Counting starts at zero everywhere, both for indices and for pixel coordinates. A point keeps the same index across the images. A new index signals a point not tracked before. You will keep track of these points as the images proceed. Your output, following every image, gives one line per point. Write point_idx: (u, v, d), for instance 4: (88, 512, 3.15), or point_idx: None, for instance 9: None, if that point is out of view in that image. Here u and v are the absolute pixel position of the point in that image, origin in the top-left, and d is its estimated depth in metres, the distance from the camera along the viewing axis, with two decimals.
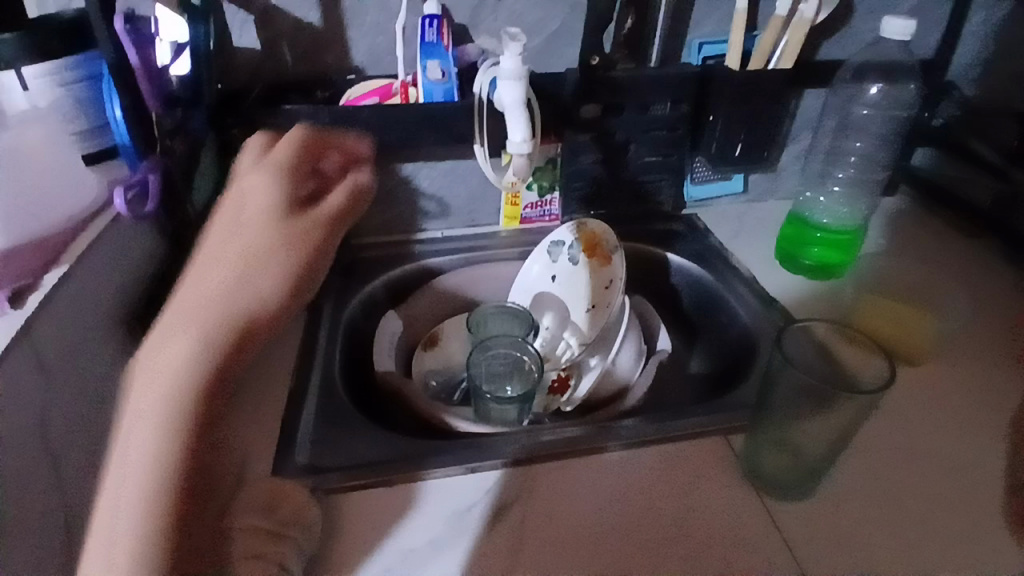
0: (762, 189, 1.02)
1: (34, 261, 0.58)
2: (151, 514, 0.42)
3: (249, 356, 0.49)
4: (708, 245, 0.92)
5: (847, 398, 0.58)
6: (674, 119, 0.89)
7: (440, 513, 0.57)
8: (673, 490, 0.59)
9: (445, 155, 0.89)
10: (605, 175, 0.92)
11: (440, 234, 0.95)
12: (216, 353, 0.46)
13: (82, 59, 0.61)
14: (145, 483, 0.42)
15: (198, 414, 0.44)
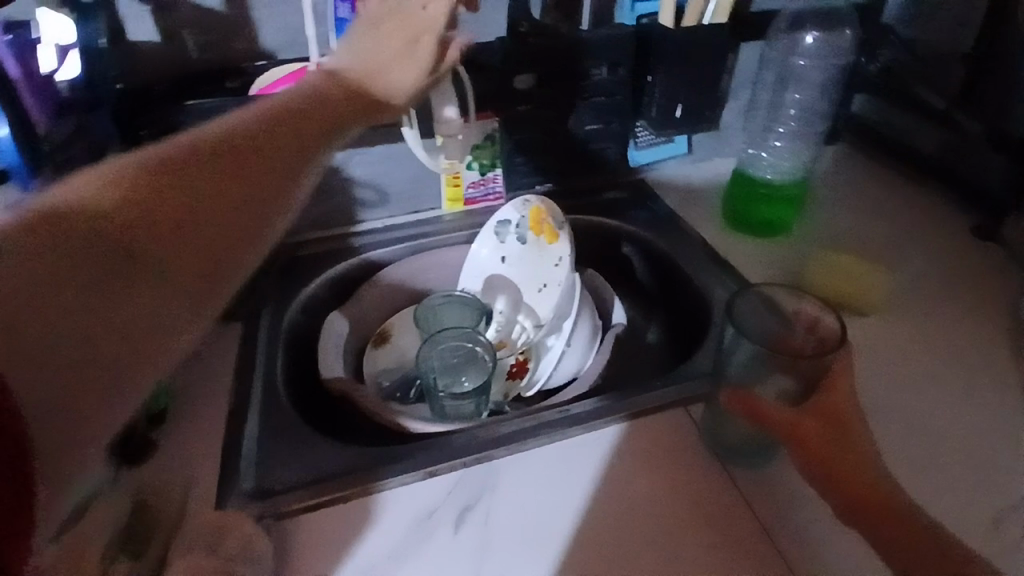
0: (706, 150, 1.01)
1: None
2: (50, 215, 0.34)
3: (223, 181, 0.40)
4: (657, 211, 0.90)
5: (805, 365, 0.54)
6: (613, 84, 0.86)
7: (399, 524, 0.54)
8: (639, 471, 0.58)
9: (378, 140, 0.84)
10: (547, 148, 0.89)
11: (382, 224, 0.90)
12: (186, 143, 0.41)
13: None
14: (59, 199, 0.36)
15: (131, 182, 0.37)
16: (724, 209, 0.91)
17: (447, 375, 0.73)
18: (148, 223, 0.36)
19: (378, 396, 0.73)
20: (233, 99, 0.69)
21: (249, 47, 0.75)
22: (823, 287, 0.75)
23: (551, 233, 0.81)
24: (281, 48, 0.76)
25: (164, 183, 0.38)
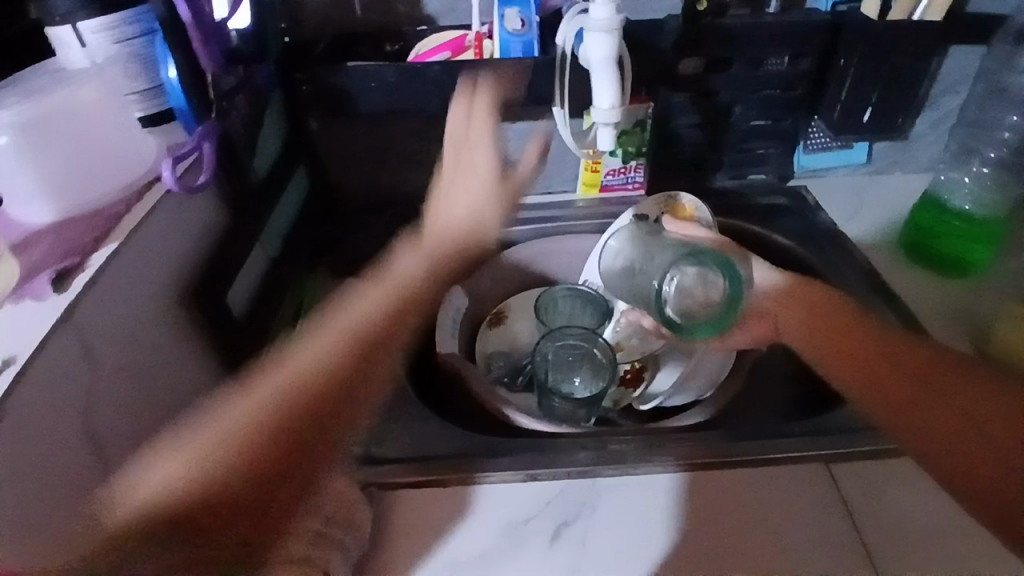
0: (888, 162, 0.89)
1: (85, 236, 0.53)
2: (268, 429, 0.48)
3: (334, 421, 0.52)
4: (816, 226, 0.81)
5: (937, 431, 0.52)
6: (792, 77, 0.76)
7: (493, 523, 0.52)
8: (759, 519, 0.52)
9: (522, 114, 0.81)
10: (701, 141, 0.82)
11: (513, 201, 0.88)
12: (322, 370, 0.53)
13: (137, 13, 0.56)
14: (238, 424, 0.47)
15: (302, 417, 0.50)
16: (899, 235, 0.80)
17: (559, 372, 0.71)
18: (263, 498, 0.45)
19: (485, 378, 0.71)
20: (389, 65, 0.70)
21: (410, 10, 0.74)
22: (1008, 344, 0.63)
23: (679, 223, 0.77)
24: (442, 12, 0.75)
25: (301, 441, 0.49)
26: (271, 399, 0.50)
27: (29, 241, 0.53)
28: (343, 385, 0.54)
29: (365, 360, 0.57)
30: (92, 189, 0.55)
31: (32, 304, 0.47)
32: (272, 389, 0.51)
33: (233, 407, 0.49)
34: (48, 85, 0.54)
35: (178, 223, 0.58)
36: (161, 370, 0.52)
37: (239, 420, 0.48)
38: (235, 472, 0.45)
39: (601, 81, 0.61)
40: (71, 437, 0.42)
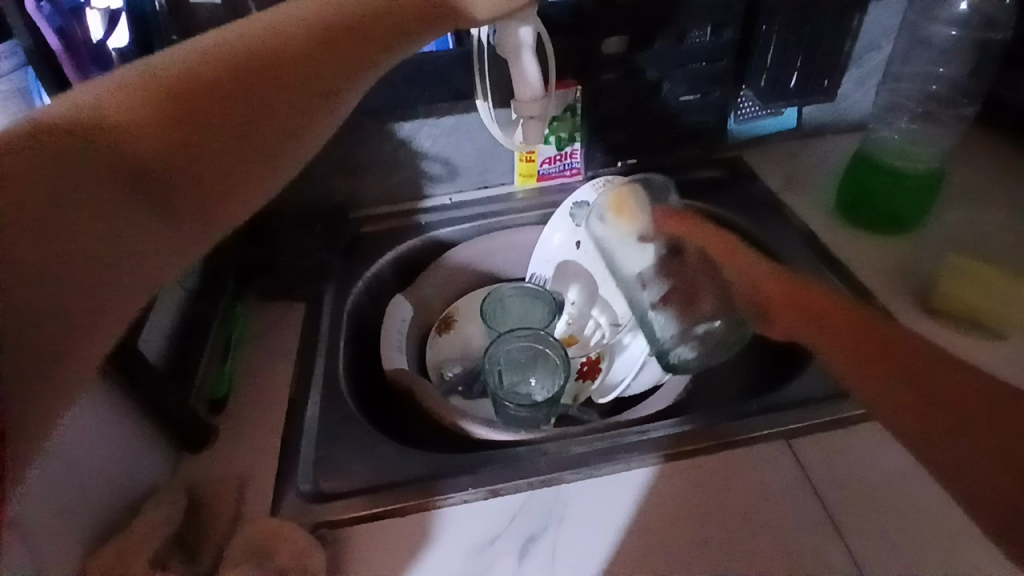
0: (819, 124, 0.90)
1: None
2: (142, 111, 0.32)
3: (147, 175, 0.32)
4: (756, 196, 0.81)
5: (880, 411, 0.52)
6: (716, 49, 0.75)
7: (459, 547, 0.50)
8: (727, 505, 0.52)
9: (447, 109, 0.77)
10: (634, 120, 0.79)
11: (450, 199, 0.84)
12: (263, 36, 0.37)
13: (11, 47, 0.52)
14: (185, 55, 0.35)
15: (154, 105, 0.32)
16: (837, 197, 0.80)
17: (514, 373, 0.69)
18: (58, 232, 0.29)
19: (439, 390, 0.68)
20: None
21: None
22: (951, 300, 0.64)
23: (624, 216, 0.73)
24: None
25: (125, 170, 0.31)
26: (202, 64, 0.34)
27: None
28: (232, 117, 0.35)
29: (209, 176, 0.34)
30: None
31: None
32: (169, 58, 0.34)
33: (127, 105, 0.32)
34: None
35: None
36: None
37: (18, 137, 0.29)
38: (146, 127, 0.32)
39: (521, 67, 0.57)
40: None
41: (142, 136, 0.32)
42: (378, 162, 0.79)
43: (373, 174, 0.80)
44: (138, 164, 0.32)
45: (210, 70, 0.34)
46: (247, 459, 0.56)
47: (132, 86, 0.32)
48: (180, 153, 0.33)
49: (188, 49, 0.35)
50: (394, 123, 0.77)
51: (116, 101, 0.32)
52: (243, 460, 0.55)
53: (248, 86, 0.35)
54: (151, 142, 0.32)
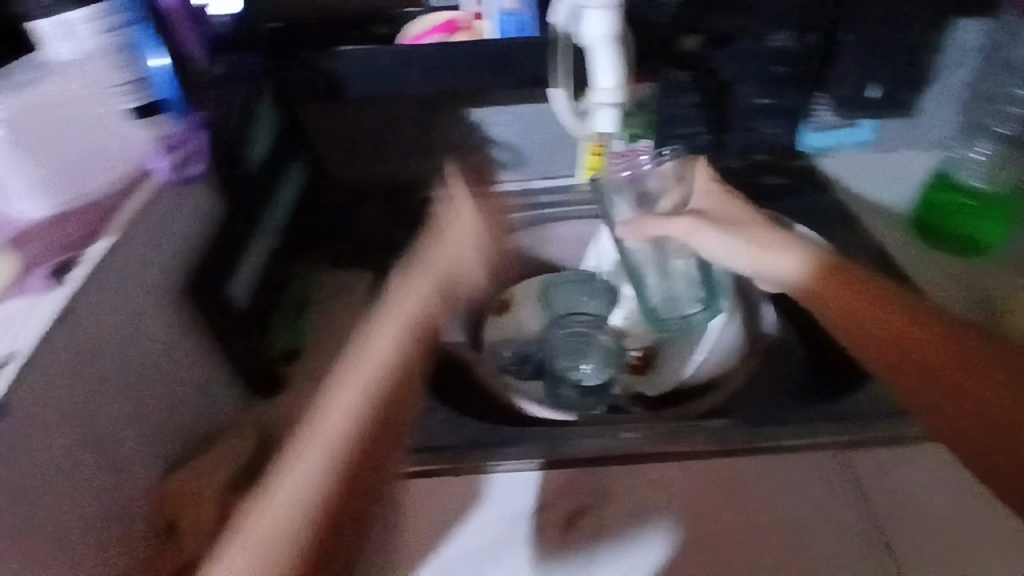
0: (893, 140, 0.88)
1: (77, 234, 0.49)
2: None
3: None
4: (826, 206, 0.80)
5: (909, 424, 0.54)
6: (795, 54, 0.75)
7: (504, 513, 0.51)
8: (773, 502, 0.52)
9: (520, 97, 0.79)
10: (704, 119, 0.80)
11: (515, 186, 0.86)
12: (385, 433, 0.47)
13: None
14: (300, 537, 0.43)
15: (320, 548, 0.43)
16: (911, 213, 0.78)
17: (567, 359, 0.69)
18: None
19: (492, 367, 0.71)
20: (382, 48, 0.68)
21: None
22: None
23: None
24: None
25: None
26: (304, 492, 0.47)
27: (25, 240, 0.49)
28: (352, 494, 0.49)
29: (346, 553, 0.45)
30: (84, 190, 0.52)
31: (27, 300, 0.44)
32: (269, 498, 0.47)
33: (265, 550, 0.44)
34: (29, 78, 0.50)
35: (166, 224, 0.54)
36: (158, 362, 0.50)
37: None
38: (282, 551, 0.44)
39: (601, 56, 0.60)
40: (68, 434, 0.42)
41: (295, 546, 0.45)
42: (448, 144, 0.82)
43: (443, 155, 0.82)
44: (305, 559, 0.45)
45: (304, 495, 0.47)
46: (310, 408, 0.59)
47: (273, 525, 0.45)
48: (323, 547, 0.46)
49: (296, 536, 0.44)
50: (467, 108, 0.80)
51: (256, 532, 0.45)
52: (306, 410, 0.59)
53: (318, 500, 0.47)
54: (297, 515, 0.46)
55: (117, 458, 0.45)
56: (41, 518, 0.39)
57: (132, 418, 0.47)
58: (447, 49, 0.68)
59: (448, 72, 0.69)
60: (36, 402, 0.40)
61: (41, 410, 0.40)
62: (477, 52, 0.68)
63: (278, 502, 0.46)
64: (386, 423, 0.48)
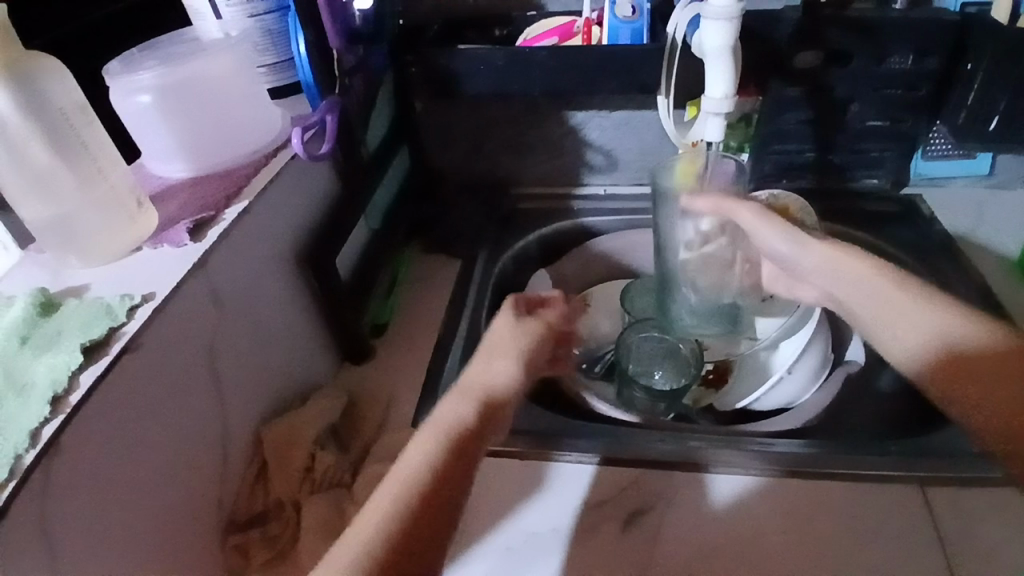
0: (1013, 178, 0.83)
1: (219, 194, 0.54)
2: None
3: None
4: (931, 237, 0.76)
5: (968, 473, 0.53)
6: (917, 78, 0.72)
7: (568, 501, 0.53)
8: (843, 532, 0.50)
9: (621, 103, 0.81)
10: (809, 139, 0.78)
11: (603, 189, 0.87)
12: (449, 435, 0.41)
13: None
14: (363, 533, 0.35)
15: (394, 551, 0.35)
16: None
17: (641, 364, 0.70)
18: None
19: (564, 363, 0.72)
20: (499, 48, 0.71)
21: None
22: None
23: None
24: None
25: None
26: (420, 471, 0.39)
27: (168, 193, 0.56)
28: (442, 500, 0.38)
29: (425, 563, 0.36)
30: (220, 155, 0.58)
31: (171, 249, 0.49)
32: (394, 473, 0.39)
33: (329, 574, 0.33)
34: (190, 52, 0.57)
35: (292, 193, 0.58)
36: (270, 317, 0.56)
37: None
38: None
39: (711, 68, 0.61)
40: (195, 371, 0.47)
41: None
42: (545, 144, 0.84)
43: (538, 155, 0.85)
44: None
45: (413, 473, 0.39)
46: (395, 378, 0.63)
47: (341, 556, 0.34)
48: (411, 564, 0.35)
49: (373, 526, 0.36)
50: (568, 110, 0.82)
51: (370, 512, 0.36)
52: (391, 380, 0.63)
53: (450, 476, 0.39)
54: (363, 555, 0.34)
55: (230, 400, 0.51)
56: (165, 439, 0.44)
57: (245, 365, 0.52)
58: (558, 52, 0.70)
59: (556, 74, 0.72)
60: (172, 337, 0.45)
61: (177, 347, 0.46)
62: (587, 57, 0.70)
63: (351, 537, 0.35)
64: (456, 420, 0.43)
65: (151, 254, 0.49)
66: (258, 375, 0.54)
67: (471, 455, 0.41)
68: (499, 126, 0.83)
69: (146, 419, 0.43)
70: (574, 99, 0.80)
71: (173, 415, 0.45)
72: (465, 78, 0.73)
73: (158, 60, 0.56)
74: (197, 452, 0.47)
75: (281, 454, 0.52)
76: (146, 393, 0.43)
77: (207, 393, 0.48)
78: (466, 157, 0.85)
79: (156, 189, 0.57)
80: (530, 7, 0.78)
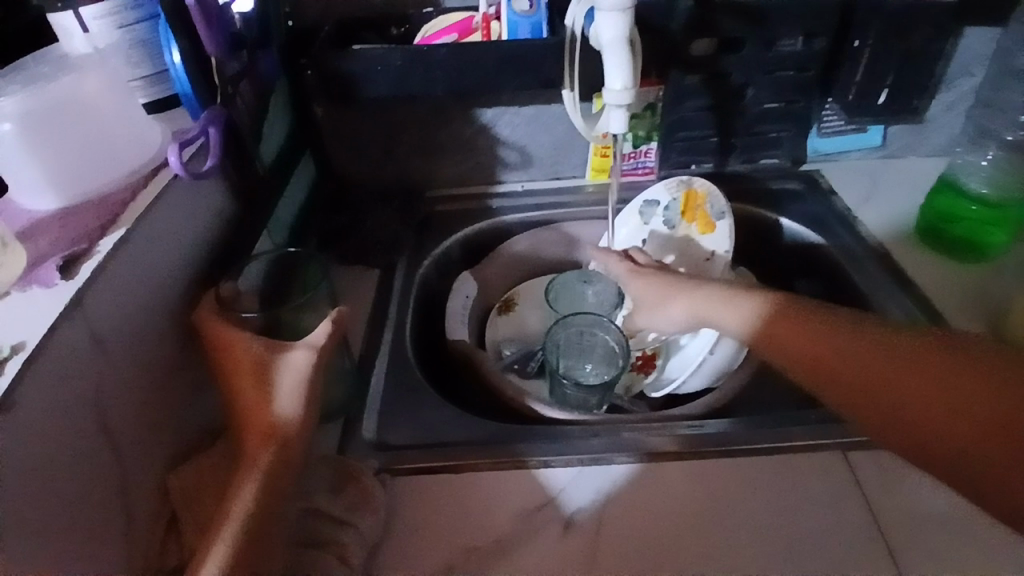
0: (903, 147, 0.88)
1: (93, 224, 0.49)
2: None
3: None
4: (830, 208, 0.81)
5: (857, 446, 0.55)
6: (805, 59, 0.75)
7: (506, 510, 0.52)
8: (773, 503, 0.52)
9: (529, 99, 0.80)
10: (713, 124, 0.80)
11: (522, 186, 0.86)
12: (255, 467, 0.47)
13: None
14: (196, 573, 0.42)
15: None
16: (916, 218, 0.78)
17: (570, 358, 0.70)
18: None
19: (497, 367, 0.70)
20: (395, 49, 0.69)
21: None
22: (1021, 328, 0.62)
23: (706, 223, 0.76)
24: None
25: None
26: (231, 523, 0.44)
27: (37, 230, 0.50)
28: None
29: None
30: (93, 181, 0.53)
31: (40, 291, 0.44)
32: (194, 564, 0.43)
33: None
34: (51, 72, 0.51)
35: (180, 217, 0.54)
36: (167, 356, 0.51)
37: None
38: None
39: (610, 62, 0.60)
40: (84, 425, 0.42)
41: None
42: (457, 144, 0.82)
43: (450, 156, 0.83)
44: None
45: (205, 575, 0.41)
46: None
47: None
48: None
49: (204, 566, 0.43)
50: (477, 108, 0.80)
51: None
52: None
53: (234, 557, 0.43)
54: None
55: (129, 451, 0.46)
56: (61, 503, 0.40)
57: (142, 412, 0.48)
58: (458, 51, 0.69)
59: (459, 74, 0.70)
60: (50, 391, 0.40)
61: (58, 402, 0.41)
62: (488, 54, 0.69)
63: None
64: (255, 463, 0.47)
65: (18, 300, 0.44)
66: (160, 420, 0.50)
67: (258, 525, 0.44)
68: (406, 128, 0.80)
69: (33, 489, 0.38)
70: (481, 96, 0.79)
71: (66, 480, 0.40)
72: (365, 82, 0.70)
73: (15, 83, 0.50)
74: (97, 518, 0.42)
75: (192, 503, 0.48)
76: (30, 458, 0.38)
77: (102, 448, 0.44)
78: (376, 163, 0.82)
79: (20, 227, 0.51)
80: (428, 5, 0.77)
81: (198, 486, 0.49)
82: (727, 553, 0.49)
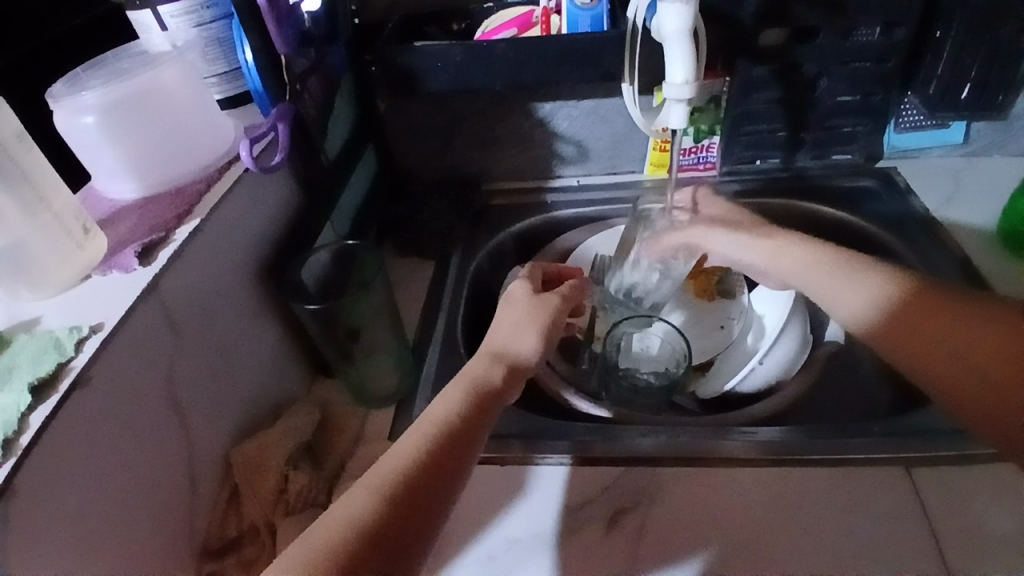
0: (987, 145, 0.82)
1: (170, 213, 0.52)
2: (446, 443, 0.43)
3: (470, 435, 0.44)
4: (907, 209, 0.76)
5: (920, 462, 0.52)
6: (884, 49, 0.71)
7: (548, 504, 0.52)
8: (826, 516, 0.50)
9: (588, 92, 0.79)
10: (780, 118, 0.77)
11: (577, 181, 0.86)
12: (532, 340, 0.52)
13: None
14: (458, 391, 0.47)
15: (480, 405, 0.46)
16: (1000, 219, 0.72)
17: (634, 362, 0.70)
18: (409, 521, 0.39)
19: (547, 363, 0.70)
20: (456, 44, 0.69)
21: None
22: None
23: (704, 289, 0.75)
24: None
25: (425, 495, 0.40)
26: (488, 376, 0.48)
27: (118, 216, 0.55)
28: (457, 442, 0.43)
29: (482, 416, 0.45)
30: (171, 172, 0.57)
31: (120, 275, 0.48)
32: (423, 423, 0.44)
33: (361, 496, 0.39)
34: (133, 67, 0.55)
35: (249, 209, 0.57)
36: (233, 338, 0.54)
37: (387, 471, 0.41)
38: (368, 507, 0.39)
39: (671, 54, 0.59)
40: (154, 401, 0.45)
41: (380, 509, 0.39)
42: (515, 137, 0.82)
43: (508, 149, 0.83)
44: (386, 529, 0.38)
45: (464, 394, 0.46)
46: (372, 390, 0.62)
47: (367, 486, 0.40)
48: (427, 490, 0.40)
49: (462, 389, 0.47)
50: (536, 101, 0.79)
51: (403, 452, 0.42)
52: (366, 387, 0.62)
53: (461, 426, 0.44)
54: (390, 482, 0.40)
55: (196, 426, 0.49)
56: (132, 470, 0.43)
57: (208, 390, 0.51)
58: (517, 45, 0.69)
59: (516, 67, 0.70)
60: (125, 368, 0.44)
61: (130, 379, 0.44)
62: (547, 48, 0.69)
63: (385, 468, 0.41)
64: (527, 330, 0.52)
65: (101, 283, 0.48)
66: (226, 399, 0.53)
67: (486, 413, 0.46)
68: (464, 121, 0.81)
69: (107, 456, 0.41)
70: (539, 90, 0.78)
71: (136, 450, 0.43)
72: (425, 76, 0.72)
73: (100, 79, 0.54)
74: (164, 486, 0.46)
75: (252, 478, 0.51)
76: (106, 427, 0.41)
77: (172, 423, 0.47)
78: (434, 156, 0.84)
79: (105, 213, 0.56)
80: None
81: (256, 463, 0.52)
82: (774, 561, 0.48)
